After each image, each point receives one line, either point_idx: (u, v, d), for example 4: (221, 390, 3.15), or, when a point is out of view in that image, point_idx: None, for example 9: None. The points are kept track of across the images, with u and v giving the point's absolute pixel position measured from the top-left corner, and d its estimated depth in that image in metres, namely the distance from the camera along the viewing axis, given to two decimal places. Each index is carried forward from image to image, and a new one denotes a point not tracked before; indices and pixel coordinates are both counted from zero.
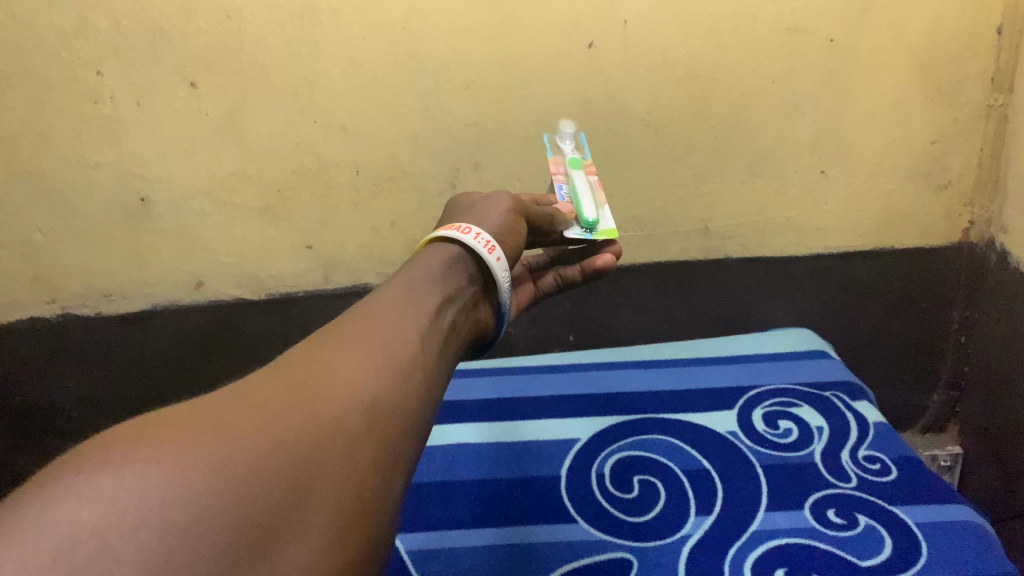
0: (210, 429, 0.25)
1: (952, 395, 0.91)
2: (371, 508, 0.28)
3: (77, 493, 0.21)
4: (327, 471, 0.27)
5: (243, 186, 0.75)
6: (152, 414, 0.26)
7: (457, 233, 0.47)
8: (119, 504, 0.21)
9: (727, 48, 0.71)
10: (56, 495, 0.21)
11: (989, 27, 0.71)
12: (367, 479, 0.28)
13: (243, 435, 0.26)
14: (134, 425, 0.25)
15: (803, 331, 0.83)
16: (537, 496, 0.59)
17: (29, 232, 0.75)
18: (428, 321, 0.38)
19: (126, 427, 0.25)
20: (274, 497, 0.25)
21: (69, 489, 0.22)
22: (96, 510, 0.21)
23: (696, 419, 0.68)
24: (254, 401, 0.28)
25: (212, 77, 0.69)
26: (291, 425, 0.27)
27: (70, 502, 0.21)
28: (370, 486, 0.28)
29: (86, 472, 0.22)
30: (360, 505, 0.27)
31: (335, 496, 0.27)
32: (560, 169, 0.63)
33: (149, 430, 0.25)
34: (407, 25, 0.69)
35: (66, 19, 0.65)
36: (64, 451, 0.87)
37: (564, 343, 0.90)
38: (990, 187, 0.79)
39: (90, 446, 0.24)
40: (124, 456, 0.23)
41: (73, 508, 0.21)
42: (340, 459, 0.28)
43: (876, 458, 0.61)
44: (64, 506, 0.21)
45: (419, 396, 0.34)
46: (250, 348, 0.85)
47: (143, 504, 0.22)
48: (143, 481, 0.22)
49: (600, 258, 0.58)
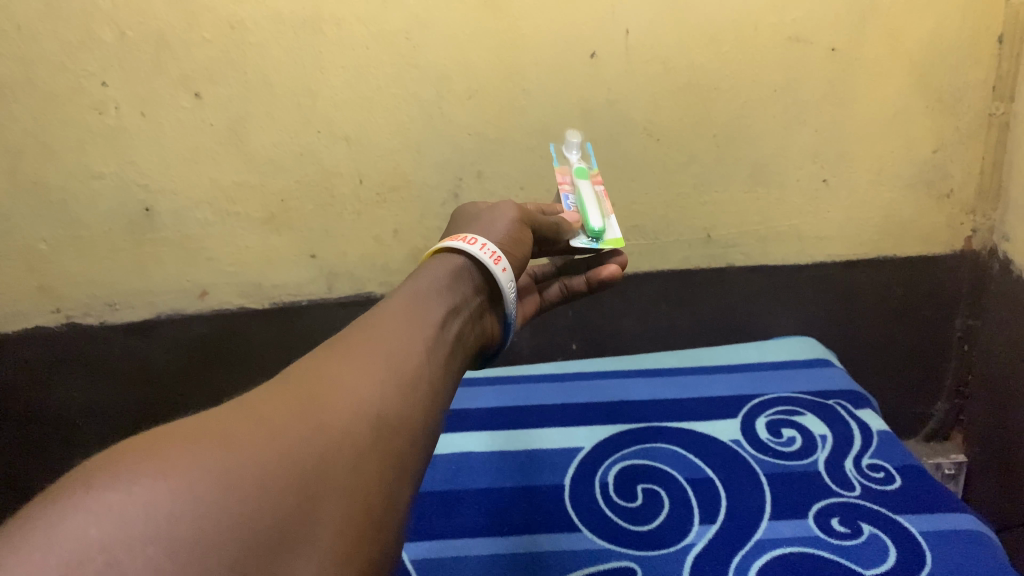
0: (217, 444, 0.26)
1: (956, 403, 0.91)
2: (377, 523, 0.28)
3: (85, 509, 0.22)
4: (334, 486, 0.27)
5: (246, 196, 0.75)
6: (160, 429, 0.27)
7: (463, 243, 0.47)
8: (127, 520, 0.21)
9: (727, 58, 0.72)
10: (64, 512, 0.21)
11: (989, 36, 0.72)
12: (373, 494, 0.28)
13: (251, 449, 0.26)
14: (141, 440, 0.26)
15: (808, 339, 0.83)
16: (542, 505, 0.59)
17: (34, 242, 0.75)
18: (433, 333, 0.38)
19: (133, 443, 0.25)
20: (282, 511, 0.25)
21: (77, 505, 0.22)
22: (104, 525, 0.21)
23: (699, 428, 0.68)
24: (260, 416, 0.28)
25: (216, 88, 0.70)
26: (298, 440, 0.27)
27: (79, 518, 0.21)
28: (376, 501, 0.28)
29: (94, 489, 0.22)
30: (367, 520, 0.27)
31: (343, 511, 0.27)
32: (566, 178, 0.63)
33: (156, 446, 0.25)
34: (410, 36, 0.69)
35: (71, 31, 0.66)
36: (68, 460, 0.87)
37: (567, 352, 0.90)
38: (992, 195, 0.79)
39: (98, 461, 0.24)
40: (132, 472, 0.23)
41: (81, 525, 0.21)
42: (347, 474, 0.28)
43: (880, 467, 0.61)
44: (72, 522, 0.21)
45: (425, 410, 0.34)
46: (253, 358, 0.85)
47: (151, 520, 0.22)
48: (151, 497, 0.22)
49: (605, 268, 0.58)
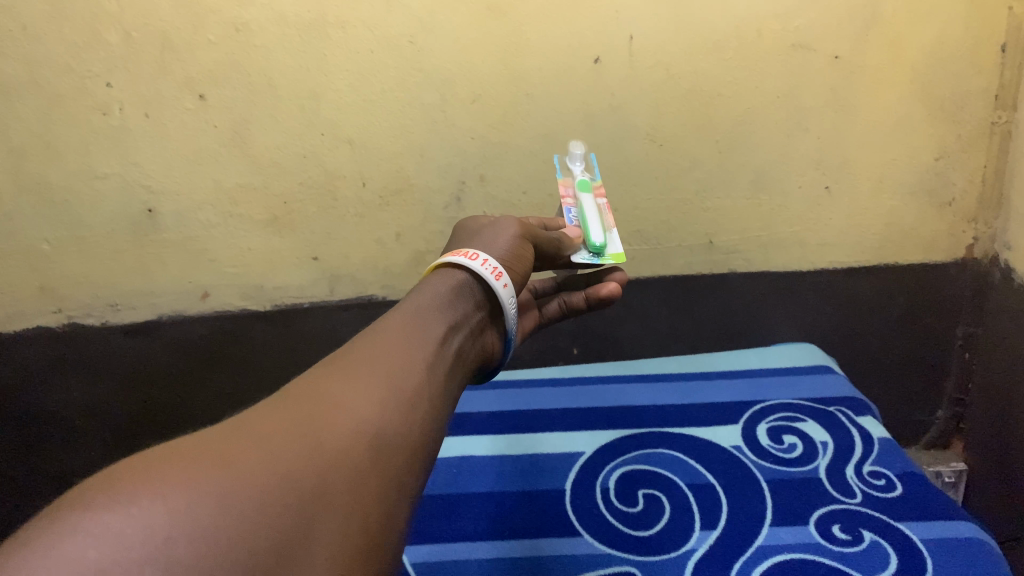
0: (216, 465, 0.26)
1: (957, 411, 0.91)
2: (374, 542, 0.28)
3: (82, 531, 0.22)
4: (333, 505, 0.27)
5: (250, 198, 0.76)
6: (161, 450, 0.27)
7: (464, 259, 0.47)
8: (124, 542, 0.21)
9: (731, 64, 0.72)
10: (61, 534, 0.21)
11: (992, 45, 0.72)
12: (370, 513, 0.28)
13: (250, 471, 0.26)
14: (141, 461, 0.26)
15: (808, 346, 0.83)
16: (543, 510, 0.58)
17: (37, 242, 0.75)
18: (434, 349, 0.38)
19: (133, 463, 0.25)
20: (279, 532, 0.25)
21: (76, 528, 0.22)
22: (103, 548, 0.21)
23: (700, 434, 0.68)
24: (259, 435, 0.28)
25: (221, 90, 0.70)
26: (297, 460, 0.27)
27: (77, 540, 0.21)
28: (374, 520, 0.28)
29: (92, 511, 0.22)
30: (364, 541, 0.27)
31: (340, 529, 0.27)
32: (569, 191, 0.63)
33: (156, 467, 0.25)
34: (414, 39, 0.69)
35: (76, 32, 0.66)
36: (70, 462, 0.87)
37: (568, 357, 0.90)
38: (993, 203, 0.80)
39: (97, 482, 0.24)
40: (130, 493, 0.23)
41: (78, 547, 0.21)
42: (345, 494, 0.28)
43: (881, 474, 0.61)
44: (70, 545, 0.21)
45: (424, 426, 0.34)
46: (254, 361, 0.85)
47: (148, 542, 0.22)
48: (149, 519, 0.22)
49: (605, 286, 0.58)
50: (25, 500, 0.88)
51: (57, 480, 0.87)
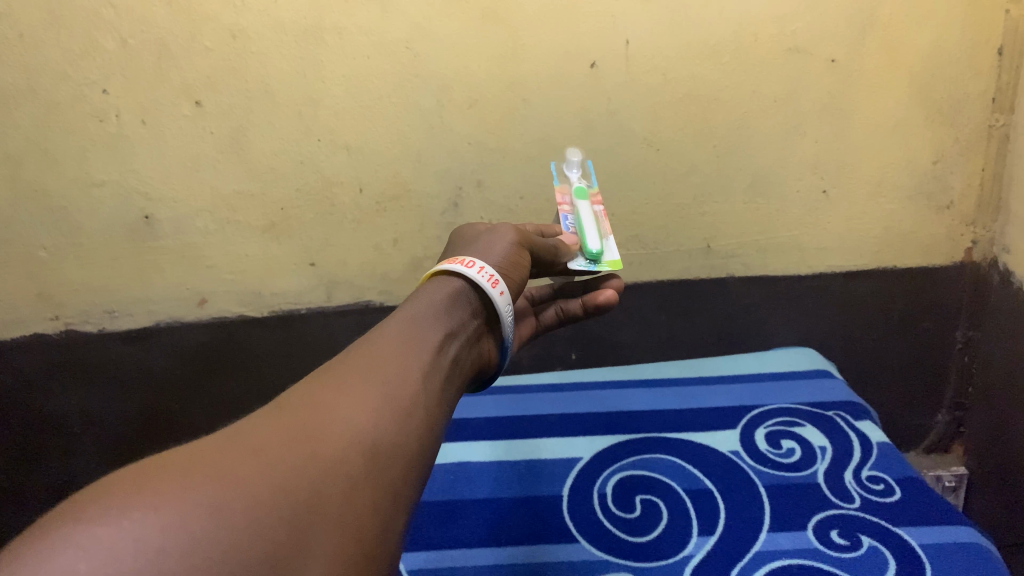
0: (211, 476, 0.25)
1: (957, 415, 0.91)
2: (368, 552, 0.28)
3: (74, 544, 0.21)
4: (327, 516, 0.27)
5: (246, 205, 0.76)
6: (154, 460, 0.27)
7: (460, 266, 0.47)
8: (117, 554, 0.21)
9: (727, 68, 0.72)
10: (53, 547, 0.21)
11: (989, 48, 0.72)
12: (366, 523, 0.28)
13: (243, 482, 0.26)
14: (134, 472, 0.26)
15: (807, 350, 0.83)
16: (540, 516, 0.58)
17: (35, 249, 0.75)
18: (430, 357, 0.38)
19: (126, 475, 0.25)
20: (273, 543, 0.24)
21: (67, 541, 0.21)
22: (95, 561, 0.21)
23: (698, 439, 0.67)
24: (254, 447, 0.28)
25: (217, 96, 0.70)
26: (291, 471, 0.27)
27: (69, 553, 0.21)
28: (369, 530, 0.28)
29: (86, 523, 0.22)
30: (358, 552, 0.27)
31: (335, 541, 0.26)
32: (566, 198, 0.63)
33: (150, 478, 0.25)
34: (411, 45, 0.69)
35: (74, 39, 0.66)
36: (69, 469, 0.87)
37: (566, 361, 0.90)
38: (991, 207, 0.79)
39: (89, 495, 0.24)
40: (123, 506, 0.23)
41: (70, 560, 0.21)
42: (340, 504, 0.28)
43: (880, 479, 0.60)
44: (62, 558, 0.21)
45: (419, 435, 0.33)
46: (251, 366, 0.85)
47: (141, 555, 0.22)
48: (141, 532, 0.22)
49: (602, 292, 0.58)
50: (25, 507, 0.88)
51: (58, 486, 0.87)
